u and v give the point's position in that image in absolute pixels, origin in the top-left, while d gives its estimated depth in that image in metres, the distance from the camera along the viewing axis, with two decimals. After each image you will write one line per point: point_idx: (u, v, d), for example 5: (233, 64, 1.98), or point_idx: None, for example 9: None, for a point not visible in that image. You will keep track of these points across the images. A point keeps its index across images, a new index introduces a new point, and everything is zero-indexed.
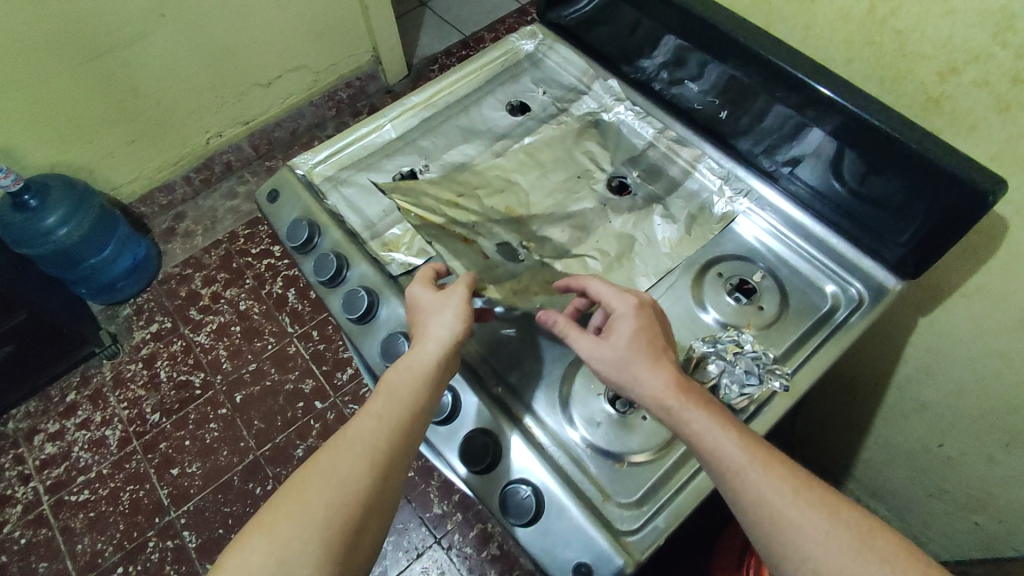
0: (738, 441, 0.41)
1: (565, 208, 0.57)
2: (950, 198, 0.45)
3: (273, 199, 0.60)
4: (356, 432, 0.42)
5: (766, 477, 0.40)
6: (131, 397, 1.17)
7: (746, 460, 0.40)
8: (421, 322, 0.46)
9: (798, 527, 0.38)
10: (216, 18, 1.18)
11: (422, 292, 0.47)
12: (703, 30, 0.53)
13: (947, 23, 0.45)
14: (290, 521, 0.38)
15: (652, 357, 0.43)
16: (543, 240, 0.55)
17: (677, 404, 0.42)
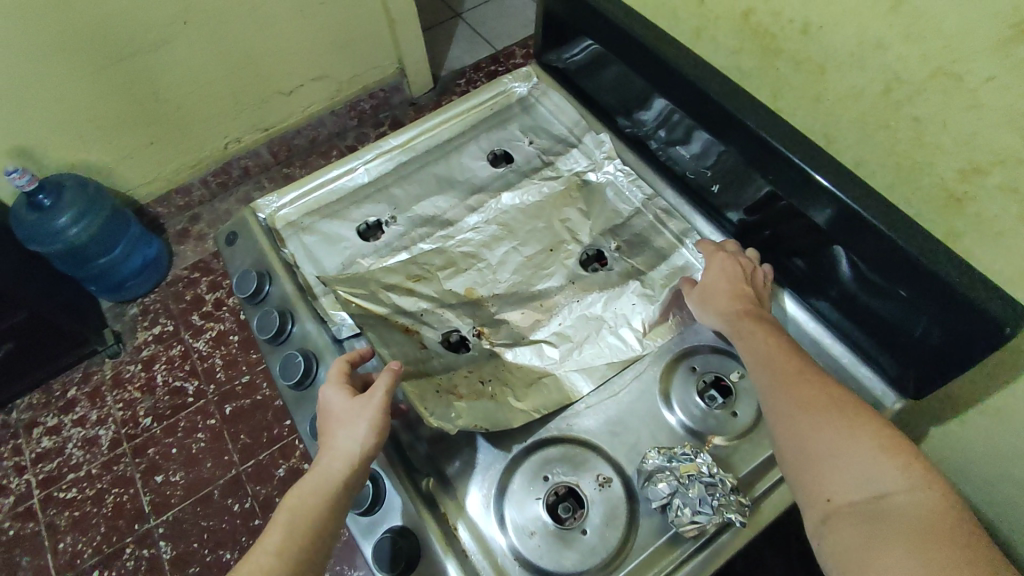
0: (775, 341, 0.45)
1: (529, 286, 0.53)
2: (958, 322, 0.40)
3: (230, 242, 0.58)
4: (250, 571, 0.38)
5: (784, 367, 0.43)
6: (127, 398, 1.18)
7: (776, 351, 0.44)
8: (330, 431, 0.43)
9: (796, 403, 0.41)
10: (240, 27, 1.18)
11: (333, 395, 0.44)
12: (698, 99, 0.51)
13: (971, 118, 0.38)
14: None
15: (730, 295, 0.48)
16: (499, 323, 0.51)
17: (745, 322, 0.47)
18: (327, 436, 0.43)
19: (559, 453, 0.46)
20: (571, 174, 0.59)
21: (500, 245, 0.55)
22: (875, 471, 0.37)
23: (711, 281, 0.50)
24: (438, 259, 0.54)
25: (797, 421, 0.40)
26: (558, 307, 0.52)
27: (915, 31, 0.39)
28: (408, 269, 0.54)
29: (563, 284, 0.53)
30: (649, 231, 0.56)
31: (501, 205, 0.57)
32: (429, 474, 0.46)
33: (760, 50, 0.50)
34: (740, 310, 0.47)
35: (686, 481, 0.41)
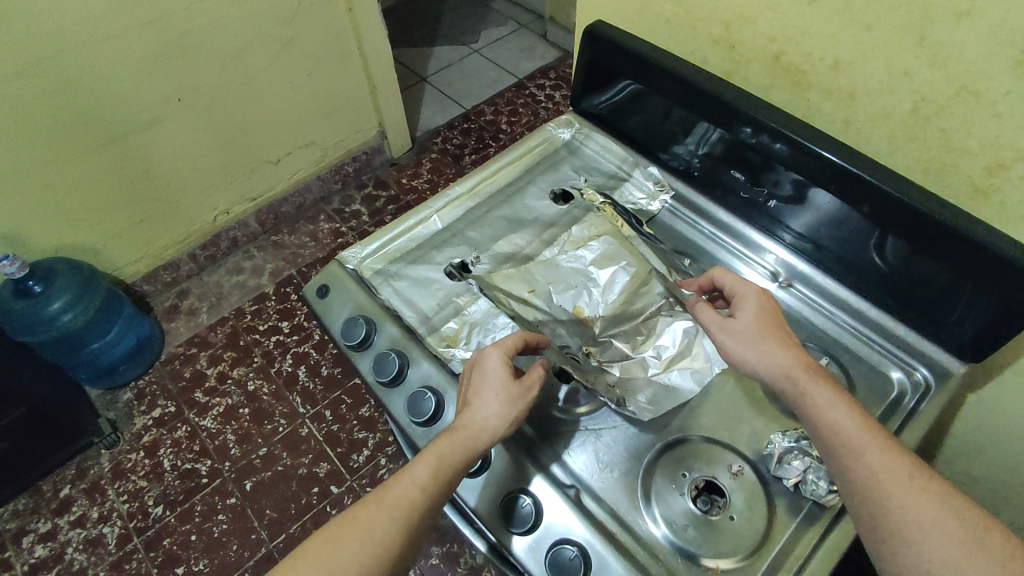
0: (856, 423, 0.43)
1: (629, 306, 0.55)
2: (1012, 291, 0.47)
3: (323, 295, 0.60)
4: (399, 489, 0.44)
5: (876, 461, 0.41)
6: (132, 489, 1.10)
7: (863, 441, 0.42)
8: (482, 395, 0.47)
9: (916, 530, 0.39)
10: (232, 100, 1.20)
11: (496, 361, 0.48)
12: (746, 126, 0.57)
13: (994, 124, 0.47)
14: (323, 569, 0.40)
15: (778, 341, 0.47)
16: (605, 344, 0.54)
17: (804, 377, 0.45)
18: (477, 394, 0.48)
19: (692, 450, 0.49)
20: (629, 205, 0.66)
21: (609, 265, 0.57)
22: None
23: (755, 324, 0.48)
24: (549, 274, 0.58)
25: (904, 528, 0.39)
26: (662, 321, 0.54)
27: (938, 60, 0.48)
28: (520, 278, 0.58)
29: (655, 300, 0.55)
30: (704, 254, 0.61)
31: (572, 236, 0.60)
32: (575, 486, 0.49)
33: (792, 85, 0.59)
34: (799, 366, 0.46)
35: (817, 456, 0.46)
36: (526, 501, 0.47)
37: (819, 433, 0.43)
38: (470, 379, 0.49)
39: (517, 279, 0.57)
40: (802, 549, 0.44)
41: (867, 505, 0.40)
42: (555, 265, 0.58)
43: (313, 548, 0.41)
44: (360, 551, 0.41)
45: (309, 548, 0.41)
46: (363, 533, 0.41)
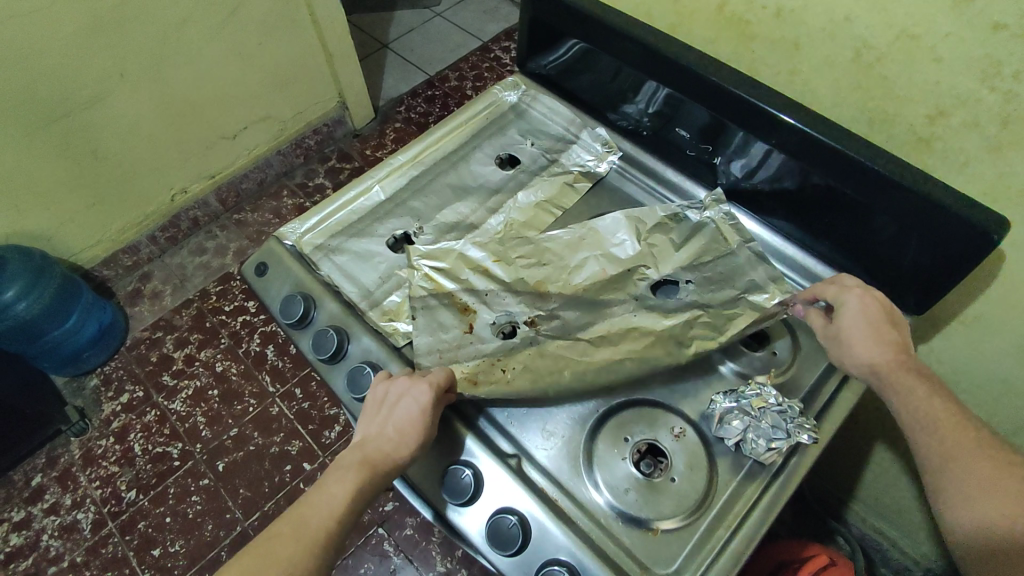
0: (940, 407, 0.44)
1: (593, 296, 0.53)
2: (950, 240, 0.47)
3: (261, 273, 0.58)
4: (311, 532, 0.42)
5: (959, 442, 0.43)
6: (104, 475, 1.09)
7: (946, 422, 0.44)
8: (413, 436, 0.46)
9: (960, 479, 0.41)
10: (179, 74, 1.15)
11: (429, 403, 0.46)
12: (691, 82, 0.56)
13: (933, 70, 0.46)
14: None
15: (885, 346, 0.47)
16: (553, 317, 0.53)
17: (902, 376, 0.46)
18: (395, 421, 0.46)
19: (634, 413, 0.49)
20: (576, 166, 0.65)
21: (580, 250, 0.56)
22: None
23: (852, 321, 0.48)
24: (524, 248, 0.57)
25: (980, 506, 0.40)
26: (614, 314, 0.52)
27: (877, 4, 0.46)
28: (493, 249, 0.57)
29: (627, 301, 0.53)
30: (756, 286, 0.53)
31: (518, 203, 0.61)
32: (516, 455, 0.48)
33: (736, 36, 0.57)
34: (888, 362, 0.46)
35: (757, 414, 0.46)
36: (467, 472, 0.47)
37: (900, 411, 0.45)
38: (382, 407, 0.47)
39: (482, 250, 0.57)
40: (740, 507, 0.45)
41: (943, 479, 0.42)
42: (534, 240, 0.57)
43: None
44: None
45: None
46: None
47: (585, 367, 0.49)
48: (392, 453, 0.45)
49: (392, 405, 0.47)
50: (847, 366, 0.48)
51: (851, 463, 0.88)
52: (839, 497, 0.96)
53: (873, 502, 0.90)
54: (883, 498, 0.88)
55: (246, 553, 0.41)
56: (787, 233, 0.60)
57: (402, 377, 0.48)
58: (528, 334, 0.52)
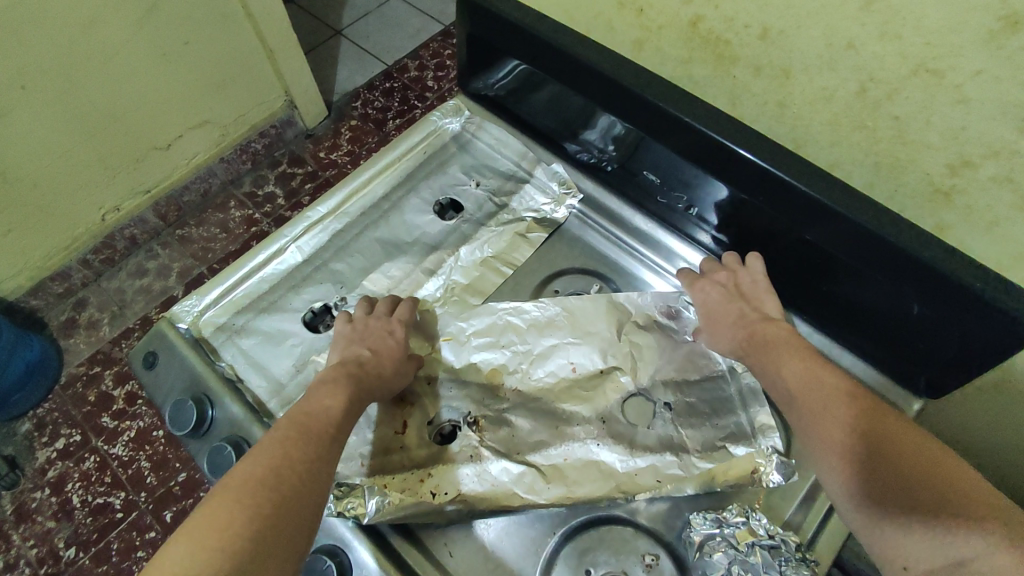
0: (795, 357, 0.43)
1: (552, 401, 0.47)
2: (974, 326, 0.39)
3: (150, 365, 0.48)
4: (315, 431, 0.40)
5: (819, 396, 0.41)
6: (39, 533, 1.00)
7: (792, 364, 0.43)
8: (390, 359, 0.46)
9: (806, 403, 0.41)
10: (94, 81, 1.02)
11: (403, 335, 0.47)
12: (649, 115, 0.47)
13: (959, 113, 0.36)
14: (238, 505, 0.34)
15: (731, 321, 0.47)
16: (500, 422, 0.47)
17: (753, 351, 0.45)
18: (377, 349, 0.46)
19: (596, 537, 0.43)
20: (530, 212, 0.56)
21: (547, 338, 0.50)
22: (875, 459, 0.36)
23: (710, 312, 0.49)
24: (479, 323, 0.50)
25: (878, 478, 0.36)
26: (573, 438, 0.46)
27: (890, 29, 0.36)
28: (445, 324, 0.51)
29: (588, 421, 0.46)
30: (742, 434, 0.45)
31: (461, 260, 0.54)
32: None
33: (714, 58, 0.46)
34: (743, 341, 0.46)
35: (744, 550, 0.40)
36: None
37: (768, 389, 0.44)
38: (356, 338, 0.47)
39: (432, 333, 0.50)
40: None
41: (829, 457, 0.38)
42: (494, 312, 0.50)
43: (218, 510, 0.33)
44: (295, 501, 0.35)
45: (221, 507, 0.34)
46: (294, 482, 0.36)
47: (533, 501, 0.42)
48: (379, 372, 0.45)
49: (368, 336, 0.47)
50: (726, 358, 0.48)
51: None
52: None
53: None
54: None
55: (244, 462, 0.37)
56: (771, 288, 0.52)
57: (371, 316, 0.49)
58: (468, 448, 0.45)
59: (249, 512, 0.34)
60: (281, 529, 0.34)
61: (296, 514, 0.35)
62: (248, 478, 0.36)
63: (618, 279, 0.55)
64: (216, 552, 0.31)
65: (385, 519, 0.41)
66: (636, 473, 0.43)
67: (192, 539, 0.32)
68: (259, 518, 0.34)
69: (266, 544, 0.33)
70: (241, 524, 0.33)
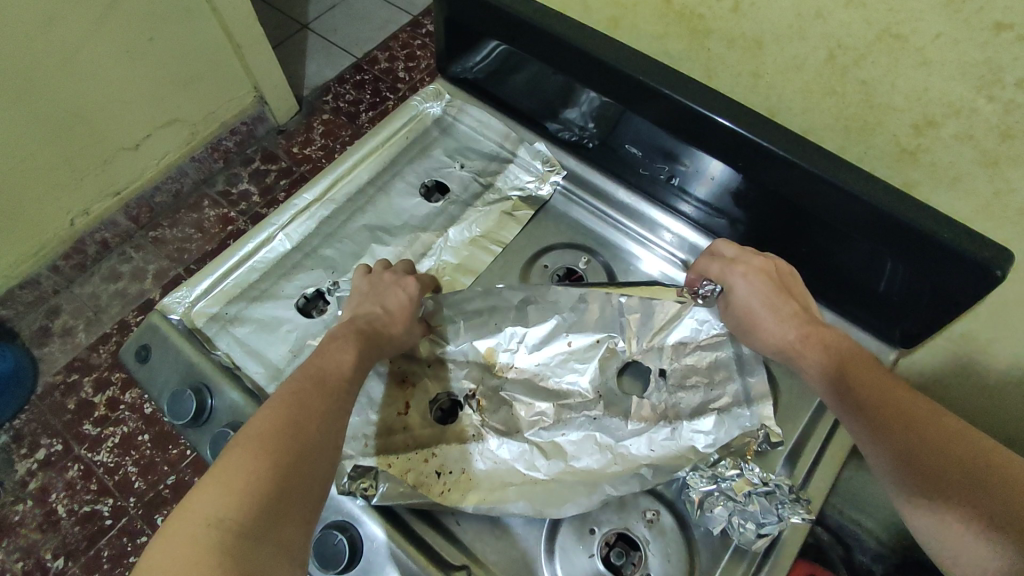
0: (845, 357, 0.43)
1: (544, 378, 0.49)
2: (942, 277, 0.41)
3: (145, 358, 0.48)
4: (327, 387, 0.41)
5: (885, 398, 0.40)
6: (24, 545, 0.98)
7: (848, 366, 0.43)
8: (402, 319, 0.47)
9: (875, 406, 0.40)
10: (55, 81, 0.99)
11: (416, 294, 0.49)
12: (629, 90, 0.48)
13: (921, 75, 0.39)
14: (255, 453, 0.35)
15: (778, 313, 0.46)
16: (500, 404, 0.48)
17: (804, 352, 0.45)
18: (391, 307, 0.48)
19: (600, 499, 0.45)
20: (516, 191, 0.57)
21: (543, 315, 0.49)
22: (952, 460, 0.37)
23: (754, 304, 0.46)
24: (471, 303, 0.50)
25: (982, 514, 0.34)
26: (570, 418, 0.47)
27: None
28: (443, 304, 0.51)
29: (587, 399, 0.48)
30: (735, 401, 0.46)
31: (451, 241, 0.54)
32: (463, 564, 0.42)
33: (688, 32, 0.48)
34: (794, 341, 0.45)
35: (742, 500, 0.42)
36: None
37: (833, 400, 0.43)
38: (369, 294, 0.49)
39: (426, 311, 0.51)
40: None
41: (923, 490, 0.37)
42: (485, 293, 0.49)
43: (238, 463, 0.35)
44: (312, 451, 0.37)
45: (239, 455, 0.35)
46: (309, 429, 0.38)
47: (535, 478, 0.44)
48: (386, 329, 0.46)
49: (381, 293, 0.48)
50: (764, 353, 0.46)
51: None
52: None
53: (847, 494, 0.88)
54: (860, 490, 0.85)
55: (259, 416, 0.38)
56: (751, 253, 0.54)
57: (386, 275, 0.50)
58: (470, 427, 0.47)
59: (271, 463, 0.35)
60: (299, 474, 0.36)
61: (311, 462, 0.37)
62: (262, 430, 0.37)
63: (604, 252, 0.56)
64: (244, 500, 0.33)
65: (395, 503, 0.42)
66: (630, 450, 0.45)
67: (218, 487, 0.33)
68: (277, 463, 0.35)
69: (289, 491, 0.35)
70: (260, 472, 0.34)
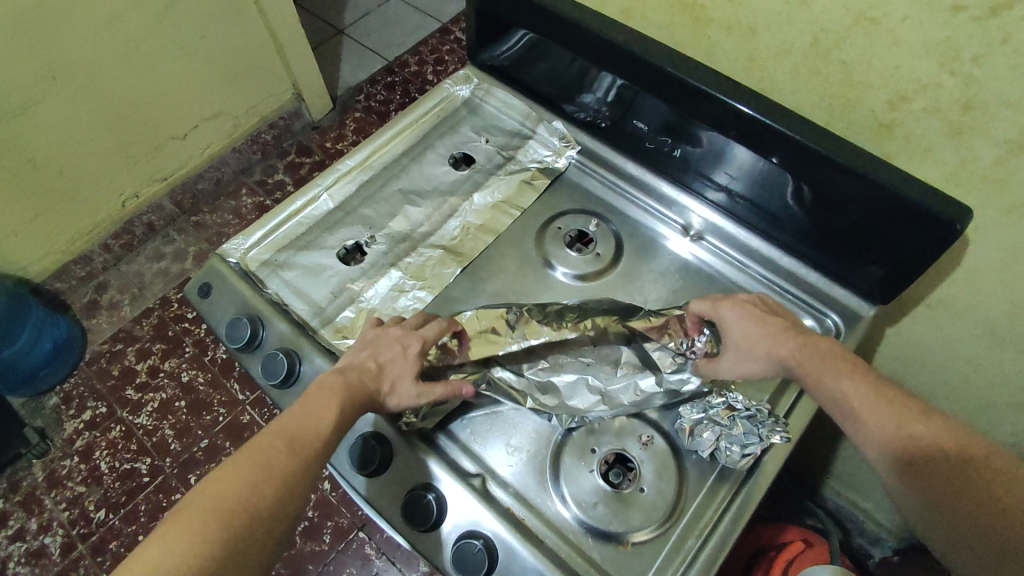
0: (851, 372, 0.44)
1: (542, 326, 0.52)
2: (912, 234, 0.46)
3: (206, 294, 0.56)
4: (305, 444, 0.42)
5: (892, 415, 0.41)
6: (70, 496, 1.04)
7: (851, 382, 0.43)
8: (395, 376, 0.47)
9: (882, 427, 0.41)
10: (118, 72, 1.07)
11: (417, 354, 0.48)
12: (643, 72, 0.53)
13: (893, 55, 0.44)
14: (207, 520, 0.37)
15: (768, 337, 0.47)
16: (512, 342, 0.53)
17: (798, 368, 0.46)
18: (388, 366, 0.48)
19: (600, 426, 0.50)
20: (534, 163, 0.64)
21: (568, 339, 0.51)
22: (956, 481, 0.38)
23: (742, 332, 0.48)
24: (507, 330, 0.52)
25: (969, 525, 0.37)
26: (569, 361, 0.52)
27: None
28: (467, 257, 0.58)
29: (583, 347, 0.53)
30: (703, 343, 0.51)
31: (475, 205, 0.61)
32: (480, 474, 0.49)
33: (692, 21, 0.54)
34: (787, 358, 0.46)
35: (727, 423, 0.48)
36: (431, 495, 0.47)
37: (833, 412, 0.44)
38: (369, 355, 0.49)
39: (453, 265, 0.57)
40: (711, 512, 0.47)
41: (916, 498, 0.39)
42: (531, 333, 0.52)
43: (188, 525, 0.37)
44: (265, 517, 0.39)
45: (193, 517, 0.37)
46: (271, 492, 0.40)
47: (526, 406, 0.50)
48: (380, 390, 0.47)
49: (377, 348, 0.49)
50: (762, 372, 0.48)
51: (829, 439, 0.88)
52: (815, 472, 0.96)
53: (847, 476, 0.91)
54: (859, 471, 0.89)
55: (227, 467, 0.40)
56: (741, 215, 0.59)
57: (393, 327, 0.50)
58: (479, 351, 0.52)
59: (219, 530, 0.37)
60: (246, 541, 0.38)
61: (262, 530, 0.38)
62: (226, 490, 0.39)
63: (614, 219, 0.62)
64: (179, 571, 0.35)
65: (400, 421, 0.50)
66: (617, 394, 0.51)
67: (163, 547, 0.35)
68: (229, 533, 0.37)
69: (229, 569, 0.36)
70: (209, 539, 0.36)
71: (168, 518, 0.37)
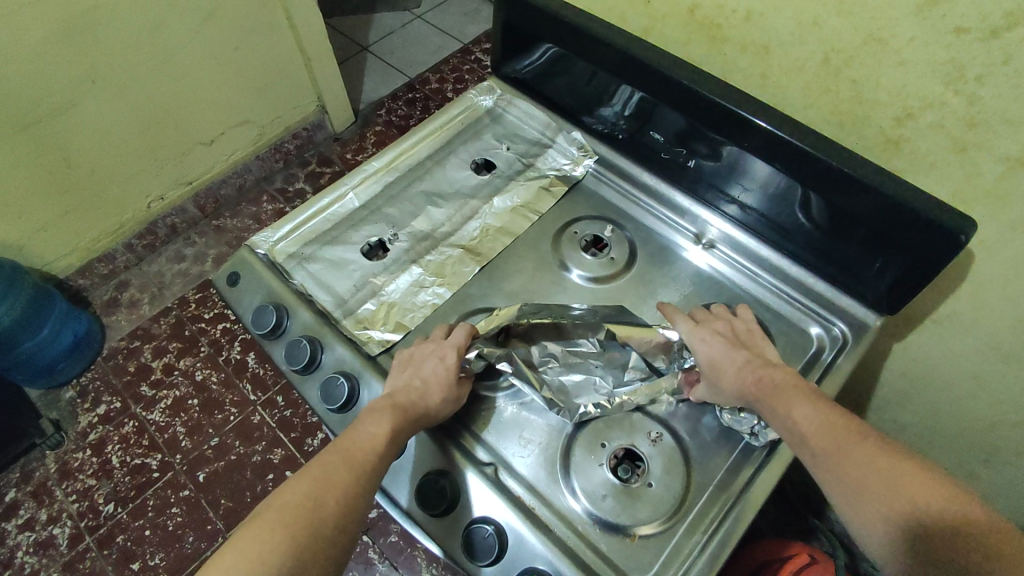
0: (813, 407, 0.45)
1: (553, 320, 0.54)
2: (918, 244, 0.47)
3: (234, 282, 0.59)
4: (361, 459, 0.44)
5: (850, 450, 0.42)
6: (80, 489, 0.92)
7: (813, 417, 0.45)
8: (440, 388, 0.49)
9: (842, 459, 0.42)
10: (153, 78, 1.12)
11: (453, 362, 0.50)
12: (662, 85, 0.55)
13: (901, 73, 0.46)
14: (276, 528, 0.39)
15: (735, 366, 0.49)
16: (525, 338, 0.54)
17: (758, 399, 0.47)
18: (428, 378, 0.50)
19: (604, 424, 0.52)
20: (553, 171, 0.67)
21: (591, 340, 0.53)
22: (911, 517, 0.38)
23: (712, 361, 0.50)
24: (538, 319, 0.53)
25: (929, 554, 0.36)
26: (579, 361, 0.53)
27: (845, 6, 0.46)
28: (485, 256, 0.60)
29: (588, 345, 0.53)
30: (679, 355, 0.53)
31: (495, 208, 0.63)
32: (492, 464, 0.51)
33: (709, 39, 0.57)
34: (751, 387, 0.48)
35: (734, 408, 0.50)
36: (445, 481, 0.49)
37: (791, 440, 0.45)
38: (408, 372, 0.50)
39: (472, 264, 0.59)
40: (717, 509, 0.48)
41: (876, 525, 0.39)
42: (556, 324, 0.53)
43: (259, 533, 0.38)
44: (330, 528, 0.40)
45: (264, 526, 0.39)
46: (333, 503, 0.41)
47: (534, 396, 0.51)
48: (424, 405, 0.49)
49: (417, 365, 0.51)
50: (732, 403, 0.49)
51: None
52: None
53: None
54: None
55: (293, 482, 0.42)
56: (750, 224, 0.61)
57: (428, 342, 0.52)
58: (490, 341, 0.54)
59: (286, 539, 0.38)
60: (313, 549, 0.39)
61: (326, 541, 0.40)
62: (293, 499, 0.40)
63: (628, 225, 0.64)
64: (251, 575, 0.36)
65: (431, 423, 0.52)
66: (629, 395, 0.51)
67: (237, 551, 0.37)
68: (297, 540, 0.38)
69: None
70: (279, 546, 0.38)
71: (241, 527, 0.39)
